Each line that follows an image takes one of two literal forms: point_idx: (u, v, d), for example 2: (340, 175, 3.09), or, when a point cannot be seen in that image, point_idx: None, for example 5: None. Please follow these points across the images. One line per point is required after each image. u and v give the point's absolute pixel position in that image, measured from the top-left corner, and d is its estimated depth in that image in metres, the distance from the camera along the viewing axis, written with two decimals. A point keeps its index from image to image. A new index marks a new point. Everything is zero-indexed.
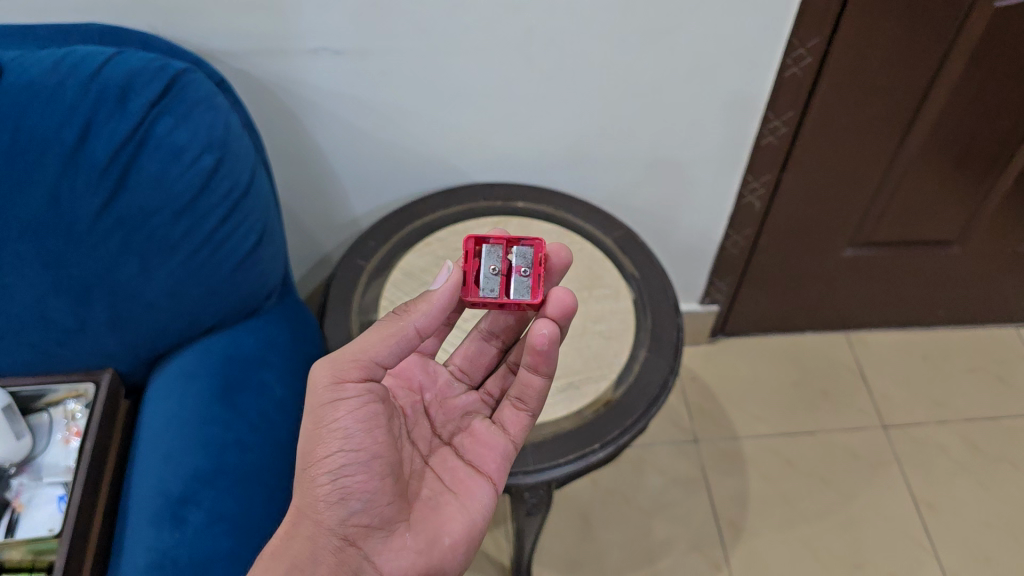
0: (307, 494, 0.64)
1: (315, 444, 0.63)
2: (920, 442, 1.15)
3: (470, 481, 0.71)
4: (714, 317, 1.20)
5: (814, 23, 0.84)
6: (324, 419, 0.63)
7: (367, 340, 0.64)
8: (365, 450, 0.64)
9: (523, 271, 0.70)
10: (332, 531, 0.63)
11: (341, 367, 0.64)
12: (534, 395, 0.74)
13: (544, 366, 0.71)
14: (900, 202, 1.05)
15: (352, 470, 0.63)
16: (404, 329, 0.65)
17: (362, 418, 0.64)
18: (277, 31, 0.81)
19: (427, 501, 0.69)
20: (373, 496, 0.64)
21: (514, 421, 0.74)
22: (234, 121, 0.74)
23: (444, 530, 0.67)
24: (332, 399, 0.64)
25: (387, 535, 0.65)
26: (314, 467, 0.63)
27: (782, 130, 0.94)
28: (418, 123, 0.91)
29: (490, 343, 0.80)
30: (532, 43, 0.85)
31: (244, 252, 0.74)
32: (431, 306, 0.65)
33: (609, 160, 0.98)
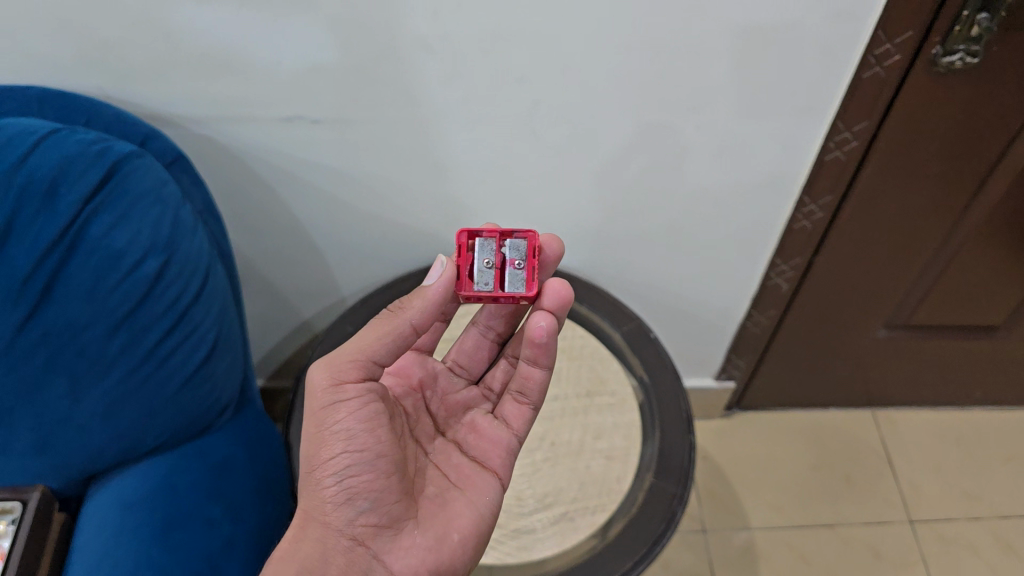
0: (313, 497, 0.61)
1: (317, 446, 0.60)
2: (949, 540, 1.04)
3: (476, 478, 0.67)
4: (730, 393, 1.10)
5: (862, 106, 0.73)
6: (326, 422, 0.60)
7: (363, 338, 0.61)
8: (370, 451, 0.60)
9: (517, 263, 0.63)
10: (340, 532, 0.60)
11: (340, 368, 0.60)
12: (536, 388, 0.70)
13: (544, 359, 0.68)
14: (945, 288, 0.94)
15: (357, 472, 0.60)
16: (400, 326, 0.61)
17: (364, 419, 0.60)
18: (245, 97, 0.70)
19: (433, 498, 0.65)
20: (380, 496, 0.61)
21: (517, 415, 0.71)
22: (184, 215, 0.64)
23: (453, 526, 0.64)
24: (332, 401, 0.60)
25: (396, 534, 0.62)
26: (317, 469, 0.60)
27: (818, 214, 0.83)
28: (407, 196, 0.81)
29: (486, 337, 0.77)
30: (537, 117, 0.74)
31: (193, 367, 0.64)
32: (428, 301, 0.60)
33: (622, 238, 0.87)
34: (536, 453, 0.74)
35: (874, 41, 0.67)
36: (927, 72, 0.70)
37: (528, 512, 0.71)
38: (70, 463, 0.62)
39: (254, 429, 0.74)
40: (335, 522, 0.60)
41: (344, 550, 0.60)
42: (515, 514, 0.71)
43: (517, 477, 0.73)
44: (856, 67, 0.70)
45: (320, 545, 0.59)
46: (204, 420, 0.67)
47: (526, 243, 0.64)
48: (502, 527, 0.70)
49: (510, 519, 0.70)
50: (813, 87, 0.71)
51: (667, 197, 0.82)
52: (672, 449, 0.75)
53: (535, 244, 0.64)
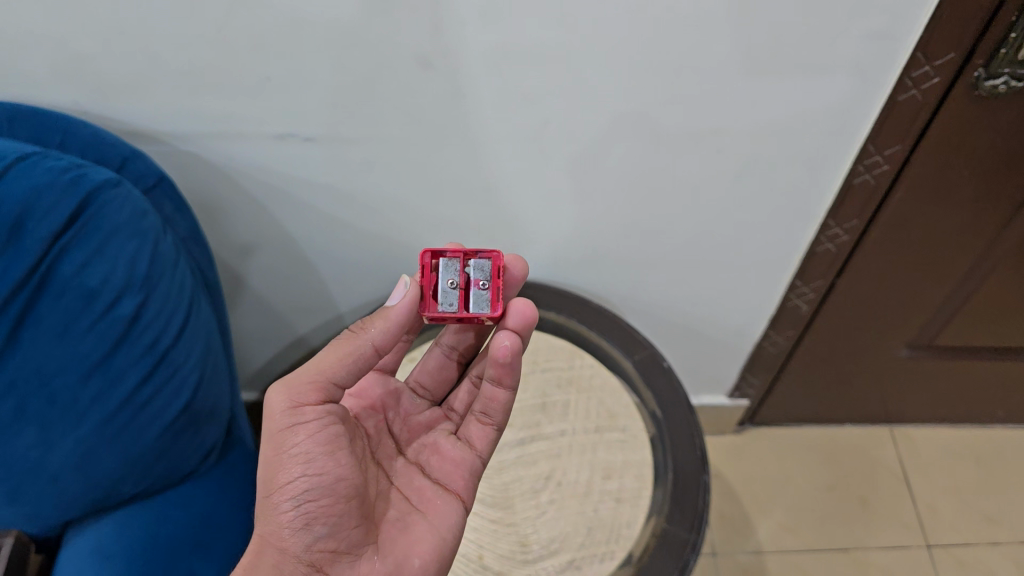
0: (268, 522, 0.57)
1: (274, 469, 0.57)
2: (968, 568, 1.00)
3: (440, 501, 0.64)
4: (743, 410, 1.07)
5: (896, 129, 0.68)
6: (283, 444, 0.57)
7: (322, 360, 0.59)
8: (329, 474, 0.57)
9: (482, 282, 0.60)
10: (297, 558, 0.56)
11: (299, 389, 0.57)
12: (500, 409, 0.67)
13: (508, 379, 0.64)
14: (973, 311, 0.90)
15: (315, 495, 0.57)
16: (360, 346, 0.58)
17: (323, 441, 0.58)
18: (231, 114, 0.65)
19: (395, 522, 0.61)
20: (339, 520, 0.57)
21: (481, 436, 0.68)
22: (164, 248, 0.59)
23: (414, 551, 0.60)
24: (291, 422, 0.57)
25: (355, 560, 0.58)
26: (274, 493, 0.57)
27: (843, 238, 0.79)
28: (408, 216, 0.77)
29: (450, 356, 0.74)
30: (545, 133, 0.69)
31: (172, 411, 0.60)
32: (388, 323, 0.59)
33: (635, 259, 0.83)
34: (542, 493, 0.70)
35: (913, 62, 0.62)
36: (967, 95, 0.65)
37: (534, 559, 0.67)
38: (41, 512, 0.58)
39: (246, 467, 0.70)
40: (291, 548, 0.56)
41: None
42: (519, 561, 0.66)
43: (522, 520, 0.69)
44: (892, 90, 0.64)
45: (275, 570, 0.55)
46: (187, 465, 0.63)
47: (491, 263, 0.61)
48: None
49: (515, 566, 0.66)
50: (845, 109, 0.66)
51: (684, 219, 0.78)
52: (686, 489, 0.71)
53: (500, 263, 0.61)
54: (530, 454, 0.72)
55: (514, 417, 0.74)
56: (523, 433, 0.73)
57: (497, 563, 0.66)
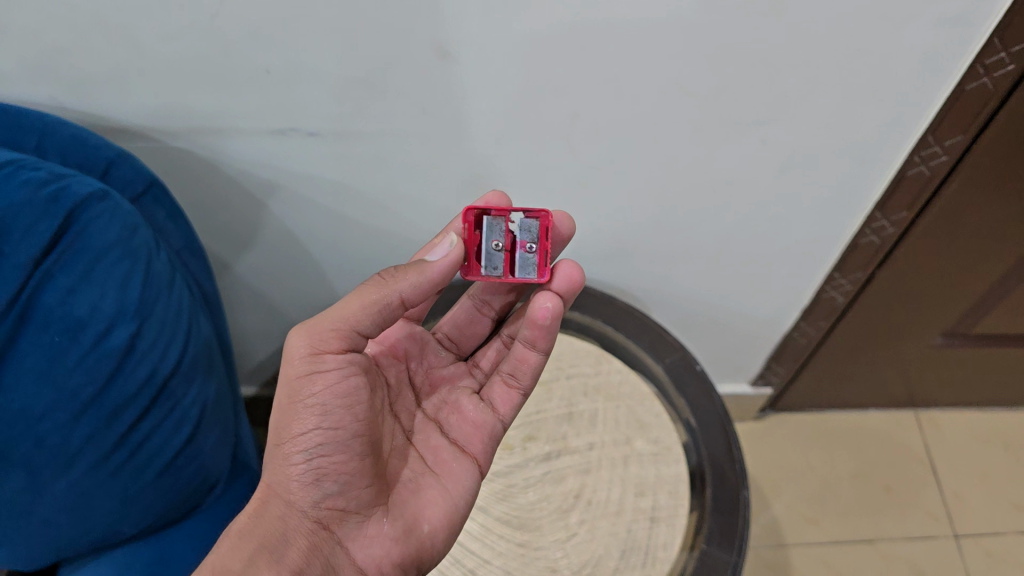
0: (277, 472, 0.52)
1: (287, 418, 0.52)
2: (997, 557, 0.98)
3: (456, 464, 0.58)
4: (764, 398, 1.04)
5: (959, 119, 0.62)
6: (299, 392, 0.52)
7: (346, 306, 0.53)
8: (345, 430, 0.52)
9: (528, 245, 0.58)
10: (304, 514, 0.52)
11: (320, 336, 0.52)
12: (529, 374, 0.62)
13: (542, 342, 0.60)
14: (1014, 300, 0.85)
15: (329, 450, 0.52)
16: (388, 298, 0.53)
17: (343, 394, 0.52)
18: (229, 109, 0.58)
19: (406, 483, 0.56)
20: (351, 479, 0.53)
21: (505, 399, 0.62)
22: (159, 266, 0.53)
23: (425, 516, 0.55)
24: (309, 370, 0.52)
25: (363, 521, 0.53)
26: (285, 443, 0.52)
27: (889, 230, 0.73)
28: (422, 213, 0.70)
29: (480, 312, 0.68)
30: (574, 130, 0.62)
31: (173, 446, 0.54)
32: (426, 277, 0.54)
33: (663, 254, 0.77)
34: (571, 514, 0.65)
35: (986, 50, 0.56)
36: None
37: None
38: (33, 555, 0.52)
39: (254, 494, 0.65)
40: (300, 503, 0.52)
41: (307, 535, 0.52)
42: None
43: (550, 544, 0.64)
44: (960, 78, 0.59)
45: (282, 525, 0.51)
46: (193, 500, 0.58)
47: (539, 225, 0.57)
48: None
49: None
50: (906, 97, 0.60)
51: (720, 214, 0.72)
52: (725, 501, 0.67)
53: (548, 224, 0.58)
54: (558, 470, 0.68)
55: (539, 430, 0.70)
56: (550, 447, 0.69)
57: None
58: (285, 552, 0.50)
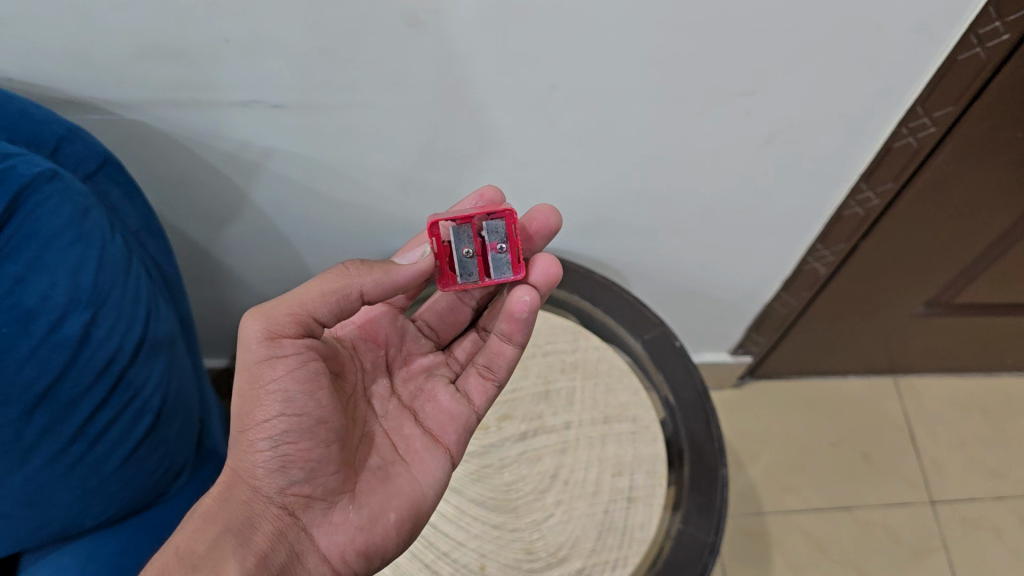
0: (241, 458, 0.51)
1: (249, 403, 0.51)
2: (971, 524, 1.00)
3: (427, 453, 0.57)
4: (743, 367, 1.04)
5: (951, 90, 0.60)
6: (259, 377, 0.50)
7: (304, 292, 0.52)
8: (308, 416, 0.51)
9: (500, 246, 0.56)
10: (269, 501, 0.51)
11: (277, 321, 0.51)
12: (504, 366, 0.60)
13: (518, 336, 0.58)
14: (1000, 269, 0.84)
15: (293, 437, 0.50)
16: (347, 289, 0.52)
17: (304, 379, 0.51)
18: (186, 80, 0.55)
19: (376, 471, 0.55)
20: (317, 466, 0.51)
21: (479, 392, 0.61)
22: (114, 251, 0.50)
23: (392, 505, 0.53)
24: (268, 355, 0.51)
25: (329, 507, 0.52)
26: (247, 428, 0.51)
27: (874, 202, 0.72)
28: (394, 186, 0.68)
29: (463, 302, 0.66)
30: (551, 101, 0.59)
31: (136, 438, 0.52)
32: (388, 276, 0.53)
33: (643, 226, 0.75)
34: (548, 495, 0.64)
35: (982, 19, 0.54)
36: None
37: (541, 568, 0.61)
38: None
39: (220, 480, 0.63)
40: (264, 488, 0.51)
41: (273, 521, 0.50)
42: (525, 572, 0.61)
43: (526, 525, 0.63)
44: (953, 48, 0.56)
45: (246, 511, 0.50)
46: (157, 490, 0.56)
47: (505, 223, 0.56)
48: None
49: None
50: (897, 68, 0.58)
51: (701, 186, 0.70)
52: (701, 481, 0.67)
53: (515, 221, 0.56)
54: (534, 450, 0.67)
55: (515, 409, 0.69)
56: (526, 426, 0.68)
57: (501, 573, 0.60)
58: (248, 538, 0.49)
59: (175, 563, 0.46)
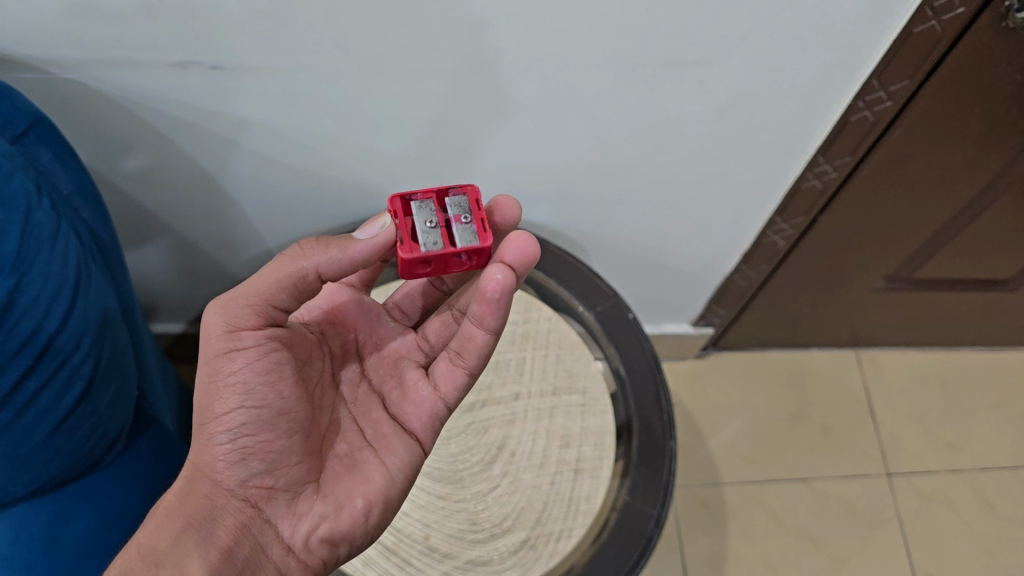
0: (202, 451, 0.51)
1: (208, 397, 0.50)
2: (927, 495, 1.04)
3: (395, 438, 0.56)
4: (705, 338, 1.04)
5: (907, 63, 0.59)
6: (218, 371, 0.50)
7: (260, 279, 0.50)
8: (268, 407, 0.51)
9: (465, 217, 0.51)
10: (231, 493, 0.51)
11: (236, 313, 0.50)
12: (476, 354, 0.56)
13: (490, 320, 0.53)
14: (959, 245, 0.84)
15: (253, 429, 0.50)
16: (302, 271, 0.50)
17: (264, 370, 0.50)
18: (118, 39, 0.53)
19: (342, 459, 0.55)
20: (279, 457, 0.51)
21: (448, 378, 0.57)
22: (40, 216, 0.50)
23: (358, 492, 0.53)
24: (227, 348, 0.50)
25: (293, 497, 0.52)
26: (207, 422, 0.50)
27: (831, 175, 0.71)
28: (345, 152, 0.67)
29: (436, 287, 0.63)
30: (502, 67, 0.58)
31: (66, 408, 0.51)
32: (340, 255, 0.50)
33: (601, 196, 0.74)
34: (494, 466, 0.64)
35: None
36: (993, 26, 0.56)
37: (485, 539, 0.61)
38: None
39: (153, 450, 0.63)
40: (225, 481, 0.51)
41: (235, 514, 0.51)
42: (469, 543, 0.60)
43: (471, 496, 0.63)
44: (908, 22, 0.55)
45: (208, 504, 0.50)
46: (89, 459, 0.55)
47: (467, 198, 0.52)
48: (454, 559, 0.60)
49: (464, 545, 0.60)
50: (851, 40, 0.57)
51: (657, 157, 0.69)
52: (648, 451, 0.67)
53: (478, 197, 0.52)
54: (481, 421, 0.66)
55: None
56: (475, 397, 0.67)
57: (444, 543, 0.60)
58: (211, 532, 0.49)
59: (136, 560, 0.46)
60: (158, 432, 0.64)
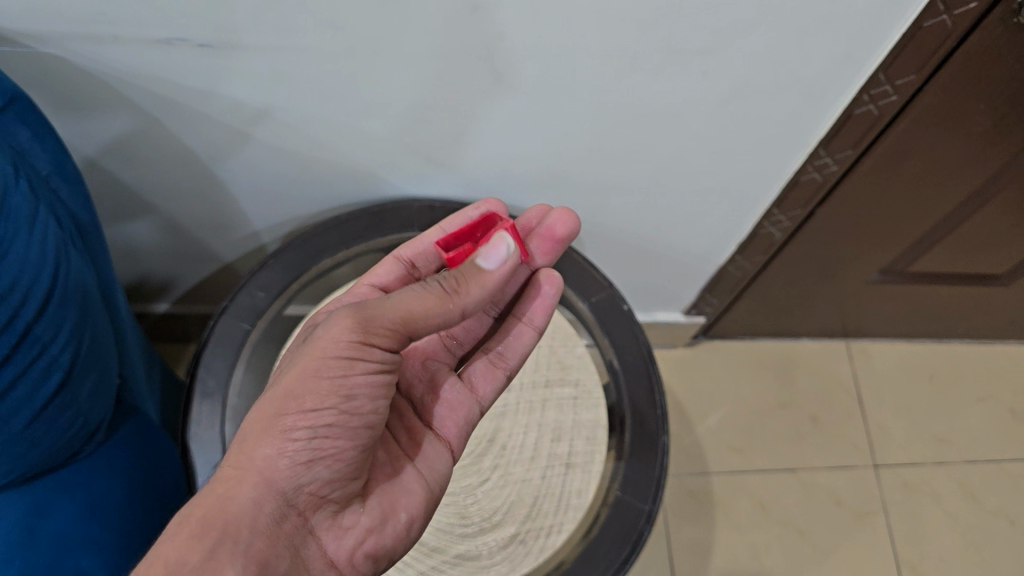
0: (267, 446, 0.49)
1: (301, 389, 0.49)
2: (913, 487, 1.04)
3: (431, 446, 0.58)
4: (697, 326, 1.04)
5: (913, 58, 0.58)
6: (325, 367, 0.49)
7: (408, 303, 0.49)
8: (359, 417, 0.50)
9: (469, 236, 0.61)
10: (282, 496, 0.48)
11: (374, 326, 0.49)
12: (518, 353, 0.64)
13: (540, 318, 0.64)
14: (957, 238, 0.83)
15: (335, 433, 0.49)
16: (451, 308, 0.50)
17: (374, 385, 0.50)
18: (98, 12, 0.51)
19: (383, 468, 0.55)
20: (343, 468, 0.50)
21: (486, 381, 0.62)
22: (16, 199, 0.48)
23: (402, 506, 0.54)
24: (353, 354, 0.49)
25: (340, 510, 0.51)
26: (293, 414, 0.49)
27: (832, 168, 0.70)
28: (336, 136, 0.65)
29: None
30: (498, 55, 0.56)
31: (44, 398, 0.49)
32: (486, 286, 0.51)
33: (597, 184, 0.73)
34: (484, 459, 0.63)
35: None
36: (1004, 21, 0.55)
37: (474, 533, 0.60)
38: None
39: (137, 440, 0.61)
40: (282, 483, 0.48)
41: (277, 519, 0.48)
42: (457, 536, 0.60)
43: (461, 489, 0.62)
44: (919, 15, 0.54)
45: (255, 510, 0.47)
46: (69, 449, 0.54)
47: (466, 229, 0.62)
48: (442, 553, 0.59)
49: (453, 540, 0.60)
50: (862, 32, 0.55)
51: (656, 145, 0.67)
52: (639, 447, 0.66)
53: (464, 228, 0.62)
54: None
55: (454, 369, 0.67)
56: None
57: (433, 538, 0.60)
58: (251, 543, 0.46)
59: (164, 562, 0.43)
60: (141, 421, 0.63)
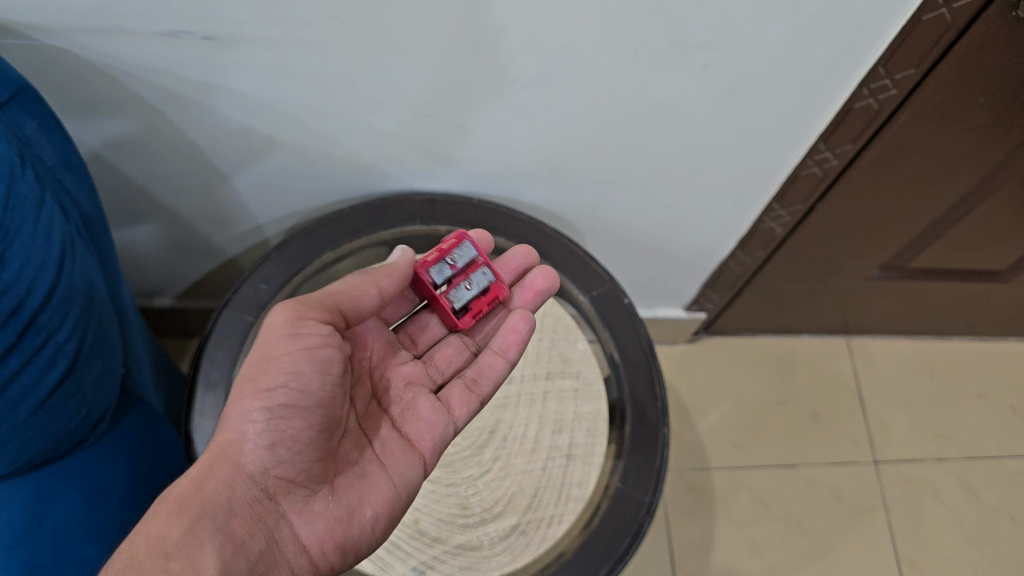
0: (233, 430, 0.51)
1: (256, 370, 0.52)
2: (913, 483, 1.04)
3: (402, 454, 0.57)
4: (698, 322, 1.04)
5: (913, 51, 0.58)
6: (274, 347, 0.52)
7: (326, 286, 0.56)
8: (311, 395, 0.52)
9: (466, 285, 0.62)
10: (251, 481, 0.51)
11: (305, 309, 0.54)
12: (491, 381, 0.62)
13: (512, 351, 0.63)
14: (956, 234, 0.83)
15: (290, 413, 0.51)
16: (365, 287, 0.57)
17: (318, 361, 0.53)
18: (103, 5, 0.51)
19: (353, 467, 0.56)
20: (305, 449, 0.52)
21: (462, 404, 0.61)
22: (23, 188, 0.49)
23: (368, 501, 0.54)
24: (291, 331, 0.52)
25: (309, 495, 0.53)
26: (249, 395, 0.51)
27: (832, 163, 0.70)
28: (340, 129, 0.65)
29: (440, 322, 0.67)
30: (502, 48, 0.56)
31: (49, 387, 0.49)
32: (396, 270, 0.58)
33: (597, 179, 0.74)
34: (485, 450, 0.64)
35: None
36: (1002, 15, 0.55)
37: (475, 524, 0.61)
38: None
39: (140, 430, 0.62)
40: (249, 467, 0.51)
41: (251, 505, 0.50)
42: (458, 527, 0.60)
43: (463, 480, 0.62)
44: (917, 9, 0.54)
45: (227, 491, 0.49)
46: (74, 438, 0.54)
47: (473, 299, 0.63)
48: (443, 543, 0.60)
49: (455, 530, 0.60)
50: (861, 26, 0.55)
51: (658, 139, 0.68)
52: (640, 440, 0.66)
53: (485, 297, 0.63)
54: None
55: None
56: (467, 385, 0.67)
57: (434, 528, 0.60)
58: (228, 523, 0.49)
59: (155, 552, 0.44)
60: (144, 412, 0.63)
